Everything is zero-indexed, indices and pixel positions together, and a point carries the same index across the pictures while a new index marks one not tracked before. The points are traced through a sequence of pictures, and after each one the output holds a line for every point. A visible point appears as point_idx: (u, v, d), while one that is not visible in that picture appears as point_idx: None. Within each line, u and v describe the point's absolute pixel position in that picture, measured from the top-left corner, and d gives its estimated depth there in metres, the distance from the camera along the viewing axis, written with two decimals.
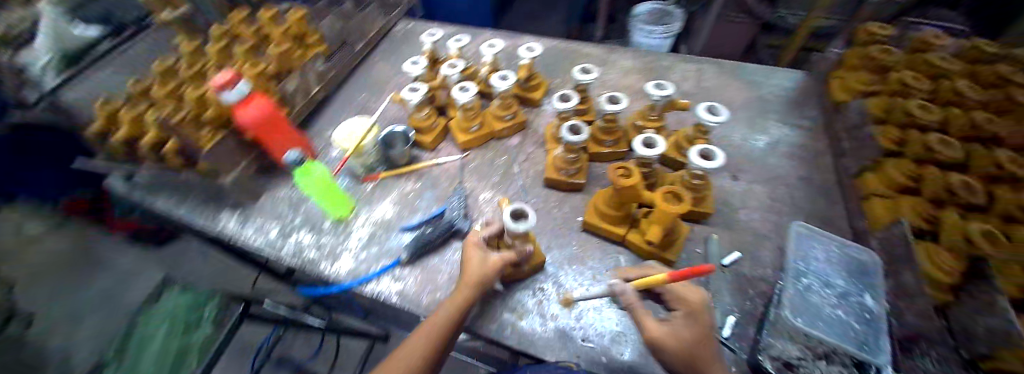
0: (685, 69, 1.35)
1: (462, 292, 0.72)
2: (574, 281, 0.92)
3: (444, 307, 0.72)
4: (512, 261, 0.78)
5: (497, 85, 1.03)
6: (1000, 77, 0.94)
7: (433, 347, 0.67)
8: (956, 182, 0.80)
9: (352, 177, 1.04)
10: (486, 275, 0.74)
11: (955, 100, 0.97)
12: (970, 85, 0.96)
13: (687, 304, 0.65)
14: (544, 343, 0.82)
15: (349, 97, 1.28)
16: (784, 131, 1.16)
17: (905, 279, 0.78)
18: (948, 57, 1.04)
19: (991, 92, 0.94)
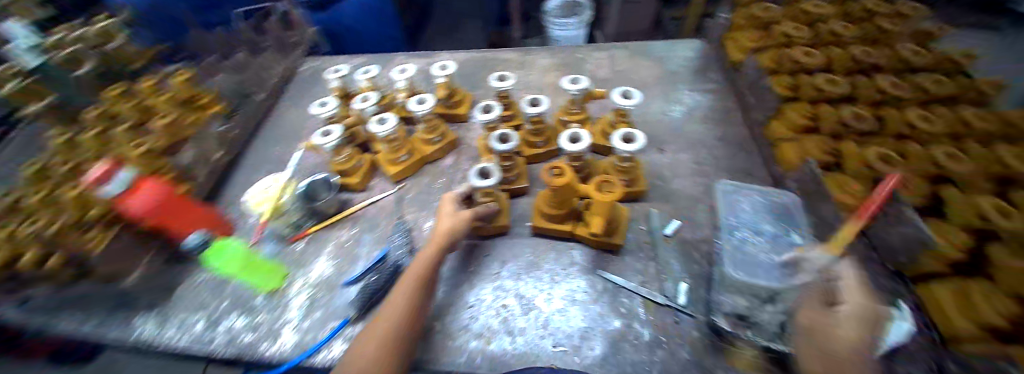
0: (597, 57, 1.40)
1: (439, 240, 0.78)
2: (534, 289, 0.91)
3: (421, 257, 0.76)
4: (478, 214, 0.88)
5: (413, 110, 0.99)
6: (866, 11, 1.04)
7: (417, 292, 0.70)
8: (847, 116, 0.87)
9: (278, 241, 0.98)
10: (457, 224, 0.81)
11: (834, 41, 1.07)
12: (842, 24, 1.07)
13: (859, 315, 0.59)
14: (517, 361, 0.79)
15: (263, 154, 1.25)
16: (696, 97, 1.24)
17: (824, 212, 0.84)
18: (819, 3, 1.14)
19: (861, 27, 1.04)
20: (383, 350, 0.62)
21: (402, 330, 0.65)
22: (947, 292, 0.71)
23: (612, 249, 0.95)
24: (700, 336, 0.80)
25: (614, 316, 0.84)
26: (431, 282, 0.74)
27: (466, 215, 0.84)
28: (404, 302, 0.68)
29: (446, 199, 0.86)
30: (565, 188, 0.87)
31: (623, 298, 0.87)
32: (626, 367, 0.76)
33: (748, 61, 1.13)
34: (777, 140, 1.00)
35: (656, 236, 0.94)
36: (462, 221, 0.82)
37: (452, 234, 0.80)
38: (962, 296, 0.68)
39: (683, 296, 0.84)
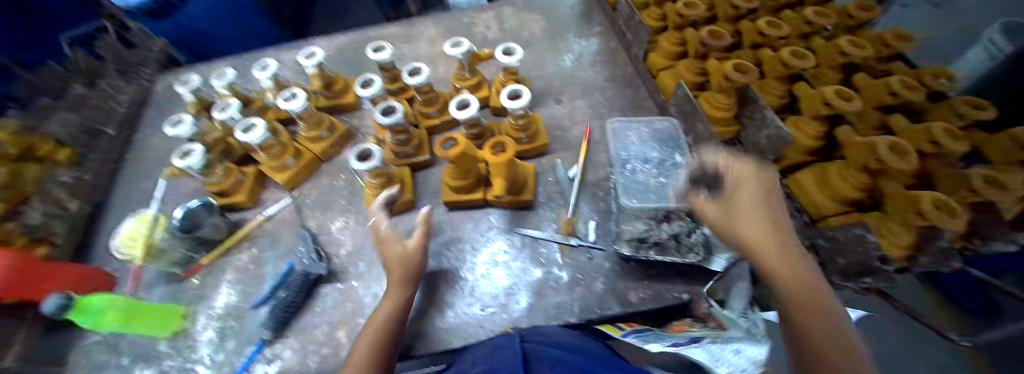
0: (484, 19, 1.39)
1: (396, 276, 0.71)
2: (459, 261, 0.91)
3: (382, 309, 0.68)
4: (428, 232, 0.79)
5: (284, 108, 0.94)
6: None
7: (379, 350, 0.62)
8: (706, 34, 0.95)
9: (170, 280, 0.90)
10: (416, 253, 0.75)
11: None
12: None
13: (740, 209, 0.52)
14: (455, 334, 0.79)
15: (134, 191, 1.13)
16: (583, 42, 1.26)
17: (699, 127, 0.89)
18: None
19: None
20: None
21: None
22: (811, 176, 0.81)
23: (525, 206, 0.97)
24: (612, 267, 0.85)
25: (534, 267, 0.87)
26: (399, 326, 0.67)
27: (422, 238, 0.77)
28: (361, 361, 0.60)
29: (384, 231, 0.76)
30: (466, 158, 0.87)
31: (541, 249, 0.90)
32: (549, 312, 0.80)
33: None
34: (657, 71, 1.07)
35: (563, 184, 0.98)
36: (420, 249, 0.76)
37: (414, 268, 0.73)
38: (821, 178, 0.78)
39: (593, 234, 0.89)
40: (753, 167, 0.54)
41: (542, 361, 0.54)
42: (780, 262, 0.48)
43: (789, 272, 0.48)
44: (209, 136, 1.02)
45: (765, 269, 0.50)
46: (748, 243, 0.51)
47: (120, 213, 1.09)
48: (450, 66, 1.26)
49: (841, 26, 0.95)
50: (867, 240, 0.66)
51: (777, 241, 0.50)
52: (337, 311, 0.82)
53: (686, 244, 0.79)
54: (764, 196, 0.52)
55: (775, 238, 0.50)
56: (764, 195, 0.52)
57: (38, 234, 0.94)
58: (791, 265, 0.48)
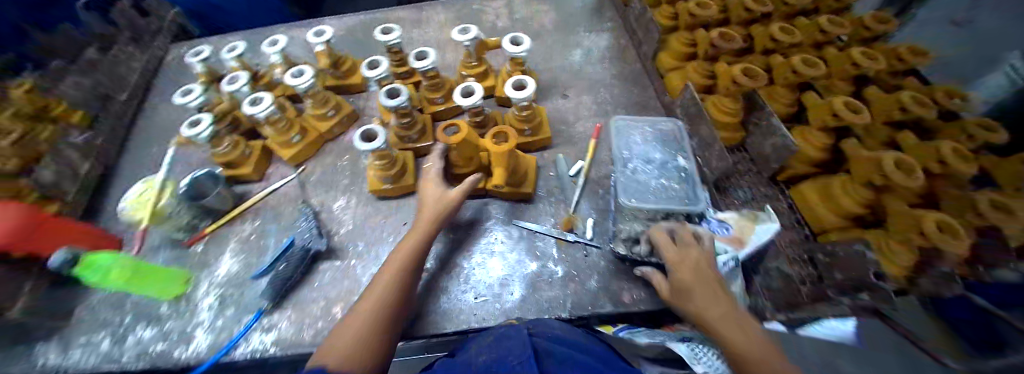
0: (495, 8, 1.38)
1: (412, 235, 0.75)
2: (462, 234, 0.94)
3: (407, 242, 0.74)
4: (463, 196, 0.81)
5: (291, 85, 0.94)
6: None
7: (405, 279, 0.69)
8: (717, 36, 0.94)
9: (173, 246, 0.92)
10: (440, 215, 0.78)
11: None
12: None
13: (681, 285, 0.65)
14: (451, 302, 0.83)
15: (142, 157, 1.16)
16: (593, 37, 1.25)
17: (704, 134, 0.89)
18: None
19: None
20: (363, 331, 0.60)
21: (382, 331, 0.61)
22: (812, 189, 0.82)
23: (525, 199, 0.97)
24: (608, 265, 0.86)
25: (530, 260, 0.88)
26: (420, 261, 0.73)
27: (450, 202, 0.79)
28: (387, 283, 0.67)
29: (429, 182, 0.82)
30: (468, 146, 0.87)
31: (538, 242, 0.91)
32: (541, 305, 0.82)
33: None
34: (667, 71, 1.06)
35: (563, 179, 0.98)
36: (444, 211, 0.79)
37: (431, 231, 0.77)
38: (824, 191, 0.79)
39: (590, 231, 0.89)
40: (681, 250, 0.67)
41: (550, 357, 0.56)
42: (719, 326, 0.58)
43: (728, 323, 0.58)
44: (217, 108, 1.04)
45: (724, 341, 0.57)
46: (692, 306, 0.62)
47: (126, 179, 1.12)
48: (458, 52, 1.26)
49: (856, 37, 0.96)
50: (867, 259, 0.63)
51: (713, 299, 0.61)
52: (334, 288, 0.84)
53: None
54: (694, 265, 0.65)
55: (712, 297, 0.61)
56: (695, 265, 0.65)
57: (48, 192, 0.96)
58: (730, 318, 0.59)
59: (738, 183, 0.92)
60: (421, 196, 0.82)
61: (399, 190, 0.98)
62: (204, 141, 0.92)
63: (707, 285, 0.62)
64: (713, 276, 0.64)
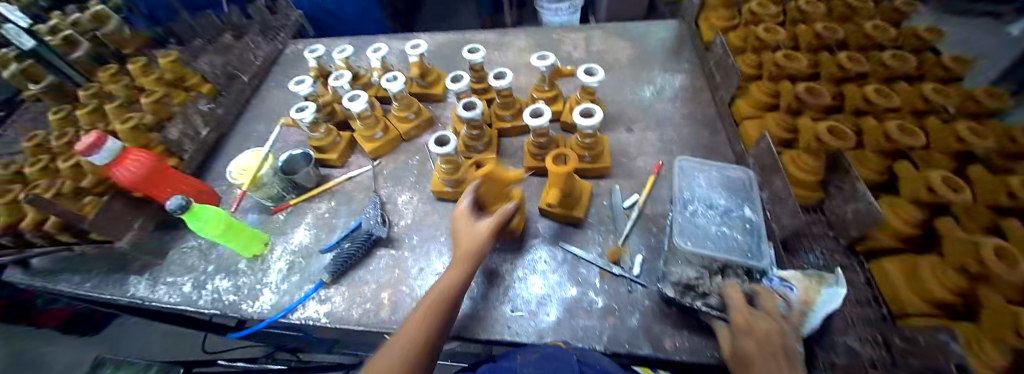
0: (573, 38, 1.46)
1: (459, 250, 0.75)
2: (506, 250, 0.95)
3: (445, 276, 0.72)
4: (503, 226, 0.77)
5: (387, 87, 1.09)
6: (849, 7, 1.19)
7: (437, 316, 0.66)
8: (801, 90, 0.92)
9: (262, 211, 1.08)
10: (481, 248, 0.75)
11: (817, 43, 1.10)
12: (823, 24, 1.11)
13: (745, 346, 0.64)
14: (486, 315, 0.84)
15: (246, 131, 1.35)
16: (666, 76, 1.27)
17: (780, 190, 0.85)
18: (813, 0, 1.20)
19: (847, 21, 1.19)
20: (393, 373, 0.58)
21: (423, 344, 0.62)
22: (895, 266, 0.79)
23: (574, 223, 0.97)
24: (652, 305, 0.83)
25: (570, 284, 0.88)
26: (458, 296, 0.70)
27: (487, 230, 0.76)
28: (419, 324, 0.65)
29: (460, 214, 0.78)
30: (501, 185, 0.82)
31: (581, 268, 0.90)
32: (576, 332, 0.80)
33: (716, 41, 1.17)
34: (742, 119, 1.05)
35: (616, 210, 0.97)
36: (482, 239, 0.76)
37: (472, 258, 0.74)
38: (910, 270, 0.76)
39: (637, 267, 0.87)
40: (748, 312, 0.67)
41: None
42: None
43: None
44: (321, 99, 1.20)
45: None
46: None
47: (230, 148, 1.30)
48: (532, 76, 1.33)
49: (961, 109, 0.92)
50: (949, 349, 0.59)
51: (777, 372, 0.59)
52: (385, 274, 0.92)
53: None
54: (765, 335, 0.63)
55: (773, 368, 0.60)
56: (763, 333, 0.64)
57: (171, 148, 1.14)
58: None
59: (811, 246, 0.89)
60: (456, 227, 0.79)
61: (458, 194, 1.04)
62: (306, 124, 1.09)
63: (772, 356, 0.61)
64: (781, 348, 0.62)
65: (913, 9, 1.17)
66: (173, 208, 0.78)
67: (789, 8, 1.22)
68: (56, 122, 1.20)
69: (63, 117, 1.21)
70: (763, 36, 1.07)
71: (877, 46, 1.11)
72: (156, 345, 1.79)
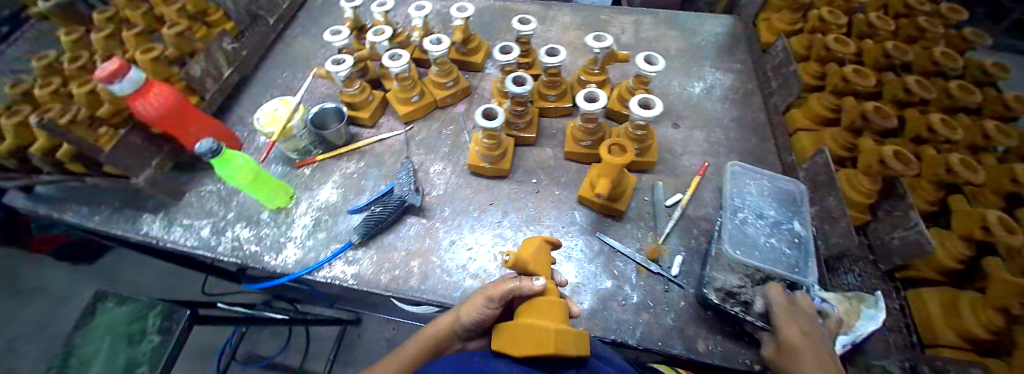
0: (622, 22, 1.40)
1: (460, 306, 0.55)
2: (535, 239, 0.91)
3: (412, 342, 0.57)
4: (489, 295, 0.49)
5: (430, 49, 1.03)
6: (916, 29, 1.14)
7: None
8: (869, 109, 0.89)
9: (287, 164, 1.04)
10: (471, 310, 0.51)
11: (882, 60, 1.07)
12: (894, 43, 1.06)
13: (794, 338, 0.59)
14: None
15: (272, 77, 1.28)
16: (717, 75, 1.23)
17: (831, 217, 0.85)
18: (883, 16, 1.16)
19: (916, 43, 1.15)
20: None
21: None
22: (936, 294, 0.81)
23: (612, 214, 0.94)
24: (687, 307, 0.81)
25: (606, 277, 0.85)
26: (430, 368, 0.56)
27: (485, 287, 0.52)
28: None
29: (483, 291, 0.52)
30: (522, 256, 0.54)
31: (617, 262, 0.88)
32: (609, 324, 0.78)
33: (778, 44, 1.13)
34: (795, 130, 1.04)
35: (658, 208, 0.95)
36: (479, 301, 0.51)
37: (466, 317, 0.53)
38: (949, 301, 0.77)
39: (676, 268, 0.85)
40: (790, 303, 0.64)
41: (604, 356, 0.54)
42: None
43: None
44: (357, 53, 1.14)
45: None
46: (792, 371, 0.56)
47: (256, 92, 1.24)
48: (577, 57, 1.28)
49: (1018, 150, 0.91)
50: None
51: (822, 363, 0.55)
52: (415, 242, 0.89)
53: None
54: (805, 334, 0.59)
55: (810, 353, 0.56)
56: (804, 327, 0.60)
57: (194, 85, 1.08)
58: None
59: (849, 267, 0.85)
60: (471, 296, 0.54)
61: (494, 171, 1.00)
62: (342, 78, 1.02)
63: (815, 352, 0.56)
64: (824, 350, 0.58)
65: (980, 40, 1.13)
66: (204, 151, 0.71)
67: (856, 20, 1.17)
68: (69, 43, 1.11)
69: (77, 39, 1.12)
70: (833, 47, 1.03)
71: (939, 74, 1.08)
72: (152, 284, 1.75)
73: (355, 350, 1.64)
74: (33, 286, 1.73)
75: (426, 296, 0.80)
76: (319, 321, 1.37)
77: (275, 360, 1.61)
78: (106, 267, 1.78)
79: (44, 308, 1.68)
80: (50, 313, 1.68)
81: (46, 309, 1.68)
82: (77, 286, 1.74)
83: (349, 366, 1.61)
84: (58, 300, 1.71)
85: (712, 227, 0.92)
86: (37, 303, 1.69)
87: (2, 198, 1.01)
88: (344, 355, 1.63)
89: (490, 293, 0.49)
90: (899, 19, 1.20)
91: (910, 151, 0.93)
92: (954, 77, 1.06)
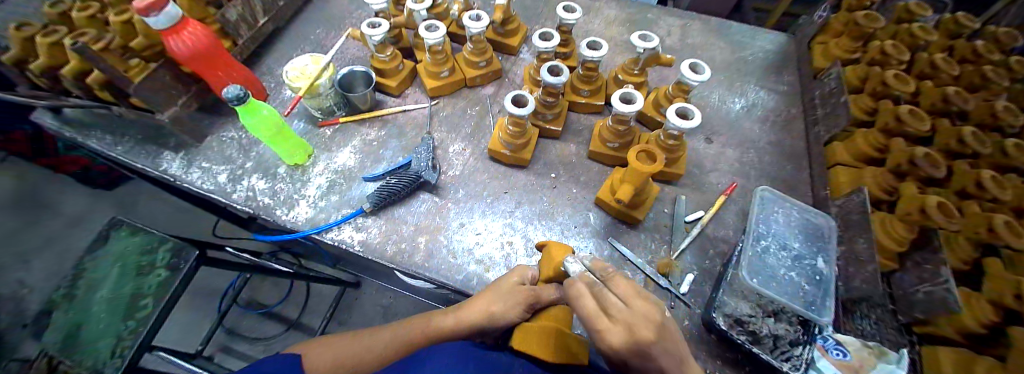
0: (669, 24, 1.34)
1: (492, 303, 0.59)
2: (544, 235, 0.88)
3: (443, 316, 0.62)
4: (531, 303, 0.60)
5: (469, 25, 1.00)
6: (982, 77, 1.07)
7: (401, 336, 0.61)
8: (919, 154, 0.84)
9: (310, 121, 1.04)
10: (511, 311, 0.58)
11: (940, 105, 1.01)
12: (957, 89, 1.00)
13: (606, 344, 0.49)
14: None
15: (306, 31, 1.27)
16: (759, 94, 1.18)
17: (858, 259, 0.81)
18: (948, 58, 1.09)
19: (979, 92, 1.08)
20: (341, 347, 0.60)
21: (402, 350, 0.60)
22: (953, 352, 0.75)
23: (629, 222, 0.91)
24: (691, 327, 0.79)
25: None
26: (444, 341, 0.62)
27: (526, 296, 0.60)
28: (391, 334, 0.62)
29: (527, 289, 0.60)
30: (549, 262, 0.65)
31: (626, 271, 0.84)
32: None
33: (831, 70, 1.07)
34: (834, 163, 0.99)
35: (677, 221, 0.92)
36: (521, 305, 0.58)
37: (499, 313, 0.58)
38: (965, 363, 0.72)
39: (686, 286, 0.82)
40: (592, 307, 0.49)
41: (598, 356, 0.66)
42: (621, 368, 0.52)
43: None
44: (394, 18, 1.11)
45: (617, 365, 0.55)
46: None
47: (288, 45, 1.23)
48: (617, 54, 1.24)
49: None
50: None
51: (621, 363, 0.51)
52: (425, 219, 0.88)
53: (785, 349, 0.72)
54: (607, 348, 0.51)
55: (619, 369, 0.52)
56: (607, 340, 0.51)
57: (228, 29, 1.08)
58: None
59: (867, 313, 0.78)
60: (503, 281, 0.63)
61: (514, 159, 0.98)
62: (376, 42, 1.00)
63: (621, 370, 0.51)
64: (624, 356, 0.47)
65: None
66: (231, 98, 0.70)
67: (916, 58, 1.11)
68: None
69: None
70: (890, 83, 0.97)
71: (996, 129, 1.01)
72: (164, 220, 1.79)
73: (350, 312, 1.67)
74: (54, 204, 1.78)
75: (429, 274, 0.79)
76: (320, 279, 1.38)
77: (274, 310, 1.65)
78: (126, 197, 1.83)
79: (60, 227, 1.74)
80: (67, 231, 1.73)
81: (64, 226, 1.74)
82: (97, 209, 1.79)
83: (343, 325, 1.64)
84: (77, 220, 1.76)
85: (731, 251, 0.89)
86: (56, 219, 1.75)
87: (31, 116, 1.02)
88: (339, 315, 1.66)
89: (531, 304, 0.60)
90: (964, 64, 1.13)
91: (952, 204, 0.89)
92: (1012, 134, 1.00)
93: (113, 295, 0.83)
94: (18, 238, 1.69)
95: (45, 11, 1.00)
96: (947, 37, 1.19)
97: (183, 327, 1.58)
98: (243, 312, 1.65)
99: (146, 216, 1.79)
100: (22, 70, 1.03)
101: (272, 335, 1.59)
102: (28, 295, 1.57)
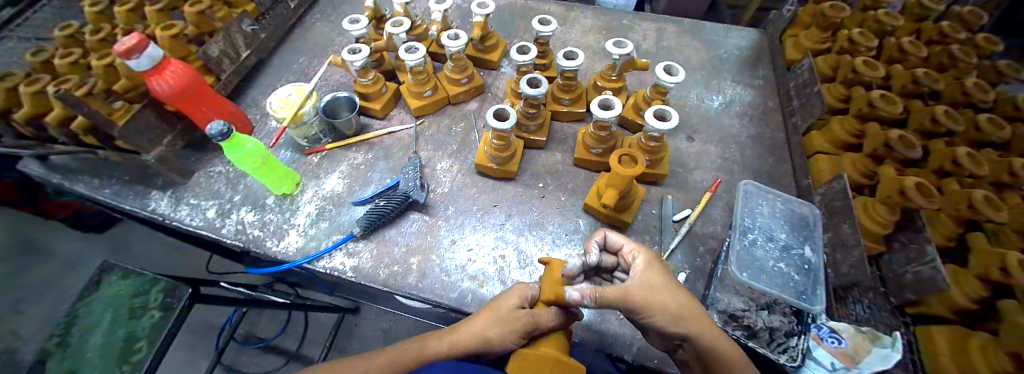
0: (643, 28, 1.38)
1: (487, 328, 0.59)
2: (535, 246, 0.89)
3: (440, 343, 0.62)
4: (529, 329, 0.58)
5: (447, 44, 1.02)
6: (949, 58, 1.09)
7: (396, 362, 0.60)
8: (894, 137, 0.86)
9: (296, 150, 1.05)
10: (506, 337, 0.57)
11: (911, 87, 1.03)
12: (926, 71, 1.02)
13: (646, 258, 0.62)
14: None
15: (289, 62, 1.29)
16: (736, 90, 1.21)
17: (845, 245, 0.82)
18: (914, 41, 1.12)
19: (949, 72, 1.10)
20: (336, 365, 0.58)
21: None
22: (948, 331, 0.76)
23: (619, 226, 0.92)
24: None
25: None
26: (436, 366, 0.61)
27: (523, 321, 0.58)
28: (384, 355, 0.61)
29: (520, 312, 0.59)
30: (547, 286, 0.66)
31: None
32: (605, 338, 0.75)
33: (803, 62, 1.10)
34: (814, 153, 1.03)
35: (666, 222, 0.93)
36: (516, 331, 0.57)
37: (495, 339, 0.58)
38: (958, 341, 0.73)
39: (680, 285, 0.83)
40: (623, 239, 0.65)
41: None
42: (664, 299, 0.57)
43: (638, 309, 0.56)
44: (373, 43, 1.13)
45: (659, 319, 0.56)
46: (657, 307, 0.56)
47: (272, 76, 1.24)
48: (595, 62, 1.27)
49: None
50: None
51: (665, 288, 0.58)
52: (416, 239, 0.88)
53: (781, 341, 0.72)
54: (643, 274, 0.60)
55: (643, 300, 0.56)
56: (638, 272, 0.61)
57: (210, 65, 1.09)
58: (708, 338, 0.56)
59: (860, 297, 0.78)
60: (497, 302, 0.62)
61: (500, 172, 0.99)
62: (357, 68, 1.02)
63: (664, 290, 0.58)
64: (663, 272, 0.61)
65: (1016, 74, 1.09)
66: (214, 134, 0.71)
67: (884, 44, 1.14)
68: (93, 15, 1.12)
69: (100, 11, 1.13)
70: (860, 70, 1.00)
71: (968, 106, 1.03)
72: (158, 258, 1.78)
73: (351, 338, 1.65)
74: (46, 250, 1.76)
75: (424, 294, 0.80)
76: (318, 306, 1.36)
77: (273, 342, 1.63)
78: (118, 238, 1.82)
79: (53, 272, 1.72)
80: (60, 277, 1.71)
81: (57, 272, 1.72)
82: (89, 252, 1.77)
83: (344, 352, 1.62)
84: (69, 265, 1.74)
85: (720, 246, 0.90)
86: (48, 266, 1.73)
87: (18, 165, 1.03)
88: (340, 341, 1.64)
89: (528, 329, 0.58)
90: (931, 45, 1.17)
91: (931, 184, 0.90)
92: (984, 110, 1.02)
93: (105, 343, 0.82)
94: (10, 287, 1.67)
95: (27, 60, 1.01)
96: (912, 22, 1.23)
97: (182, 366, 1.57)
98: (242, 346, 1.63)
99: (139, 255, 1.77)
100: (6, 120, 1.03)
101: (271, 368, 1.56)
102: (23, 344, 1.54)
